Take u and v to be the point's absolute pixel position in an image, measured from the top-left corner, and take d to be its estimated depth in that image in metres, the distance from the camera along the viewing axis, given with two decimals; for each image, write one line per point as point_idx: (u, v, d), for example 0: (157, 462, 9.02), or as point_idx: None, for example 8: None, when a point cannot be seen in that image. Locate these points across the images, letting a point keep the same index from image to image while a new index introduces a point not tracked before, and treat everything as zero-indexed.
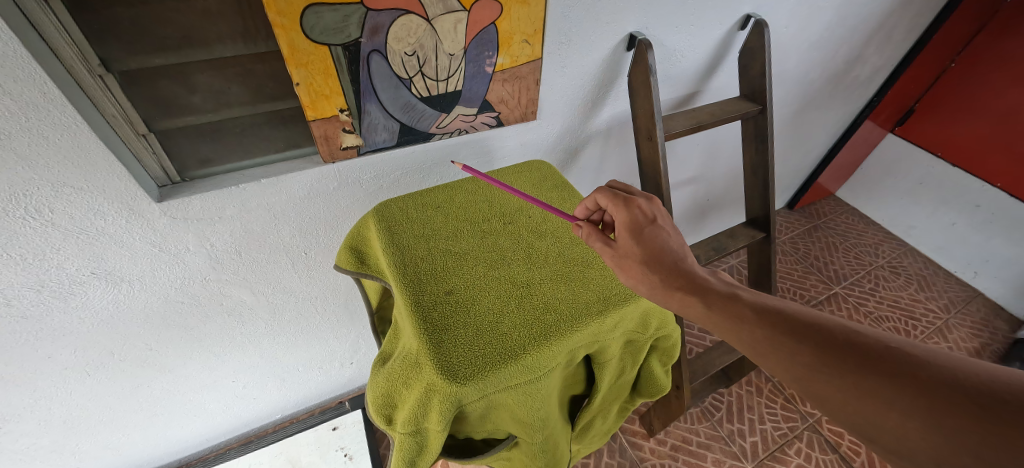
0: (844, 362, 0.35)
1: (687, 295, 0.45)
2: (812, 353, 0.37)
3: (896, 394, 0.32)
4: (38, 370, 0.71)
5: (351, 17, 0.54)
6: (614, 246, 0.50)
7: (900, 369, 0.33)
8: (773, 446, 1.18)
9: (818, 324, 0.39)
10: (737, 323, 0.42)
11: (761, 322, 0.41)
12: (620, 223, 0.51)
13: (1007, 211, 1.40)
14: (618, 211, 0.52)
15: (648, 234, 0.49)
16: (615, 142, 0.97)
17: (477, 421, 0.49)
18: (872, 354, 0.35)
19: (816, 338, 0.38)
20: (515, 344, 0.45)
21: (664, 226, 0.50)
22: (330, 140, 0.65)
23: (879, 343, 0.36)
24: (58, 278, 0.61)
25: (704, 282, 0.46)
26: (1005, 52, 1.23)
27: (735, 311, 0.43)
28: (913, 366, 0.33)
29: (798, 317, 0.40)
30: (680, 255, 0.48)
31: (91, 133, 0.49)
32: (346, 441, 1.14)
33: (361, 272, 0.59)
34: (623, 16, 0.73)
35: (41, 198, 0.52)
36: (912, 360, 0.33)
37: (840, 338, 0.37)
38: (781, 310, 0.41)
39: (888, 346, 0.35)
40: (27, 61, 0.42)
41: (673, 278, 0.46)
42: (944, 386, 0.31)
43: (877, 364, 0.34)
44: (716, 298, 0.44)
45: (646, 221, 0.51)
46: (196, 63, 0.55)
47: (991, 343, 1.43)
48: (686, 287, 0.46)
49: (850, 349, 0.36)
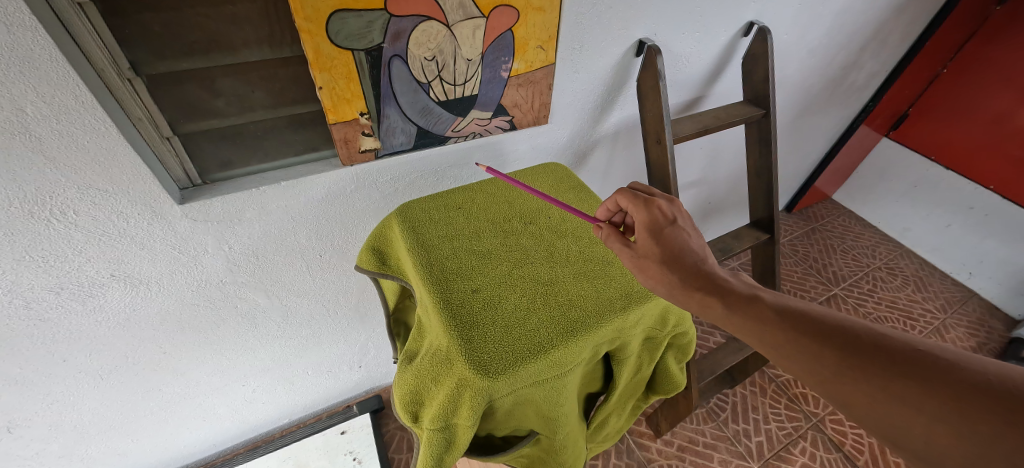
0: (869, 364, 0.36)
1: (705, 296, 0.46)
2: (837, 355, 0.38)
3: (923, 398, 0.33)
4: (52, 373, 0.71)
5: (375, 22, 0.55)
6: (633, 247, 0.51)
7: (928, 373, 0.34)
8: (779, 445, 1.19)
9: (842, 326, 0.40)
10: (759, 325, 0.42)
11: (783, 323, 0.42)
12: (639, 223, 0.52)
13: (1000, 213, 1.43)
14: (638, 212, 0.53)
15: (667, 234, 0.50)
16: (623, 145, 0.99)
17: (502, 418, 0.50)
18: (899, 358, 0.36)
19: (841, 340, 0.39)
20: (543, 339, 0.46)
21: (683, 226, 0.51)
22: (349, 143, 0.66)
23: (905, 346, 0.36)
24: (78, 281, 0.62)
25: (723, 284, 0.46)
26: (995, 57, 1.27)
27: (755, 312, 0.43)
28: (941, 370, 0.34)
29: (820, 319, 0.41)
30: (699, 254, 0.49)
31: (119, 135, 0.50)
32: (355, 445, 1.13)
33: (382, 272, 0.61)
34: (633, 23, 0.75)
35: (66, 199, 0.53)
36: (939, 363, 0.34)
37: (865, 340, 0.38)
38: (803, 312, 0.42)
39: (915, 349, 0.36)
40: (61, 64, 0.43)
41: (691, 279, 0.47)
42: (972, 390, 0.32)
43: (903, 367, 0.35)
44: (735, 299, 0.45)
45: (665, 222, 0.51)
46: (221, 67, 0.56)
47: (987, 342, 1.46)
48: (705, 287, 0.46)
49: (876, 352, 0.37)
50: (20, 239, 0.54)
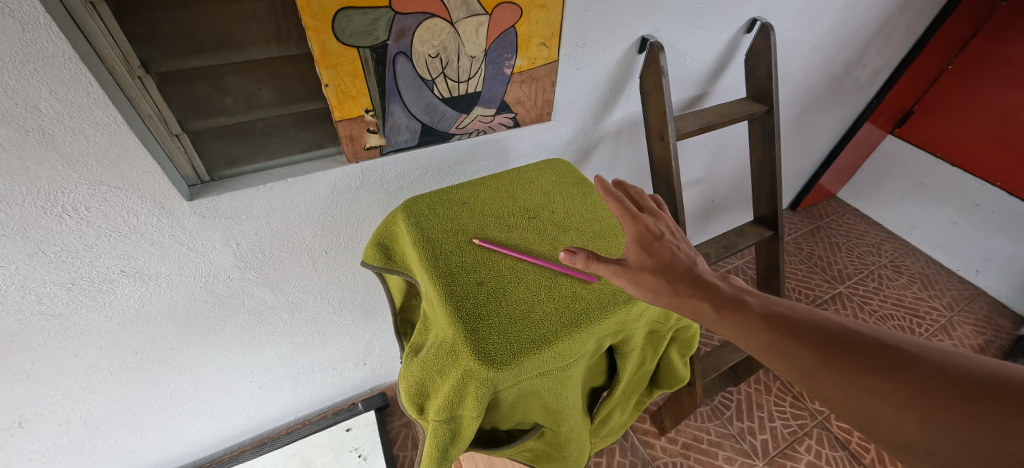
0: (845, 360, 0.37)
1: (698, 300, 0.45)
2: (816, 352, 0.38)
3: (894, 389, 0.34)
4: (62, 369, 0.72)
5: (380, 20, 0.56)
6: (625, 265, 0.48)
7: (898, 366, 0.35)
8: (784, 443, 1.19)
9: (820, 324, 0.40)
10: (745, 328, 0.42)
11: (768, 323, 0.41)
12: (629, 239, 0.50)
13: (1008, 209, 1.42)
14: (625, 225, 0.50)
15: (657, 249, 0.49)
16: (626, 141, 0.99)
17: (507, 410, 0.51)
18: (872, 352, 0.36)
19: (819, 337, 0.39)
20: (547, 331, 0.46)
21: (672, 240, 0.50)
22: (355, 140, 0.67)
23: (878, 340, 0.37)
24: (88, 276, 0.63)
25: (714, 286, 0.46)
26: (1002, 52, 1.27)
27: (744, 314, 0.42)
28: (911, 362, 0.35)
29: (800, 317, 0.41)
30: (689, 262, 0.48)
31: (129, 132, 0.51)
32: (359, 442, 1.14)
33: (387, 267, 0.61)
34: (636, 20, 0.75)
35: (78, 195, 0.54)
36: (907, 356, 0.35)
37: (842, 337, 0.38)
38: (786, 312, 0.42)
39: (885, 343, 0.37)
40: (73, 61, 0.44)
41: (684, 284, 0.46)
42: (937, 380, 0.33)
43: (876, 361, 0.36)
44: (725, 302, 0.44)
45: (654, 236, 0.50)
46: (230, 65, 0.57)
47: (995, 340, 1.45)
48: (698, 292, 0.45)
49: (851, 349, 0.37)
50: (32, 233, 0.54)
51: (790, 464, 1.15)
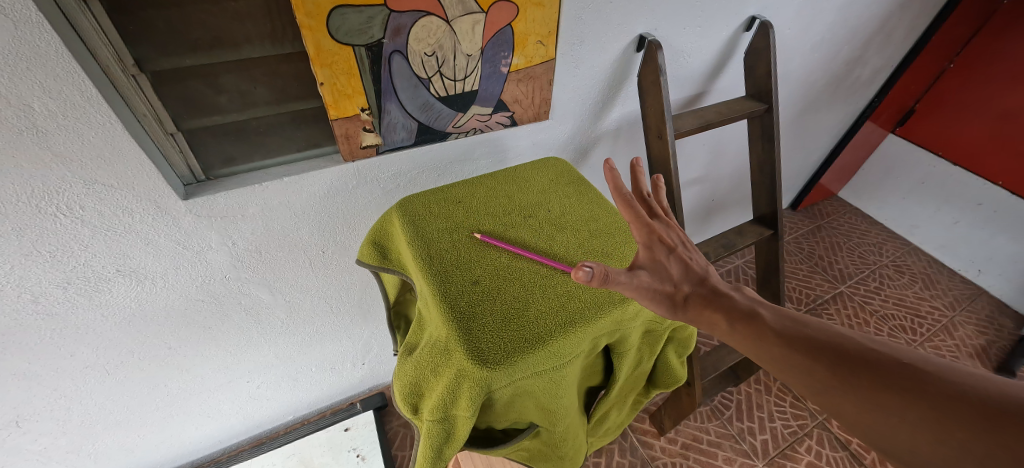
0: (857, 377, 0.36)
1: (710, 313, 0.45)
2: (827, 368, 0.37)
3: (906, 407, 0.33)
4: (58, 368, 0.72)
5: (375, 18, 0.56)
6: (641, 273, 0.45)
7: (911, 384, 0.33)
8: (784, 444, 1.18)
9: (834, 340, 0.39)
10: (756, 341, 0.42)
11: (779, 337, 0.41)
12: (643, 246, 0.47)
13: (1010, 208, 1.41)
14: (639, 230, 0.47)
15: (672, 260, 0.48)
16: (624, 140, 0.99)
17: (502, 409, 0.50)
18: (885, 370, 0.35)
19: (831, 353, 0.38)
20: (542, 331, 0.46)
21: (686, 251, 0.49)
22: (350, 139, 0.67)
23: (892, 358, 0.36)
24: (84, 275, 0.62)
25: (726, 298, 0.45)
26: (1004, 51, 1.26)
27: (755, 328, 0.42)
28: (925, 380, 0.33)
29: (814, 333, 0.41)
30: (700, 273, 0.48)
31: (124, 131, 0.51)
32: (358, 442, 1.14)
33: (382, 265, 0.61)
34: (633, 18, 0.75)
35: (73, 194, 0.53)
36: (921, 375, 0.34)
37: (855, 354, 0.37)
38: (799, 328, 0.41)
39: (899, 360, 0.35)
40: (66, 60, 0.44)
41: (695, 297, 0.46)
42: (951, 399, 0.32)
43: (888, 379, 0.35)
44: (738, 314, 0.44)
45: (670, 247, 0.48)
46: (224, 63, 0.57)
47: (997, 340, 1.44)
48: (710, 304, 0.45)
49: (864, 365, 0.36)
50: (28, 233, 0.54)
51: (790, 464, 1.14)
